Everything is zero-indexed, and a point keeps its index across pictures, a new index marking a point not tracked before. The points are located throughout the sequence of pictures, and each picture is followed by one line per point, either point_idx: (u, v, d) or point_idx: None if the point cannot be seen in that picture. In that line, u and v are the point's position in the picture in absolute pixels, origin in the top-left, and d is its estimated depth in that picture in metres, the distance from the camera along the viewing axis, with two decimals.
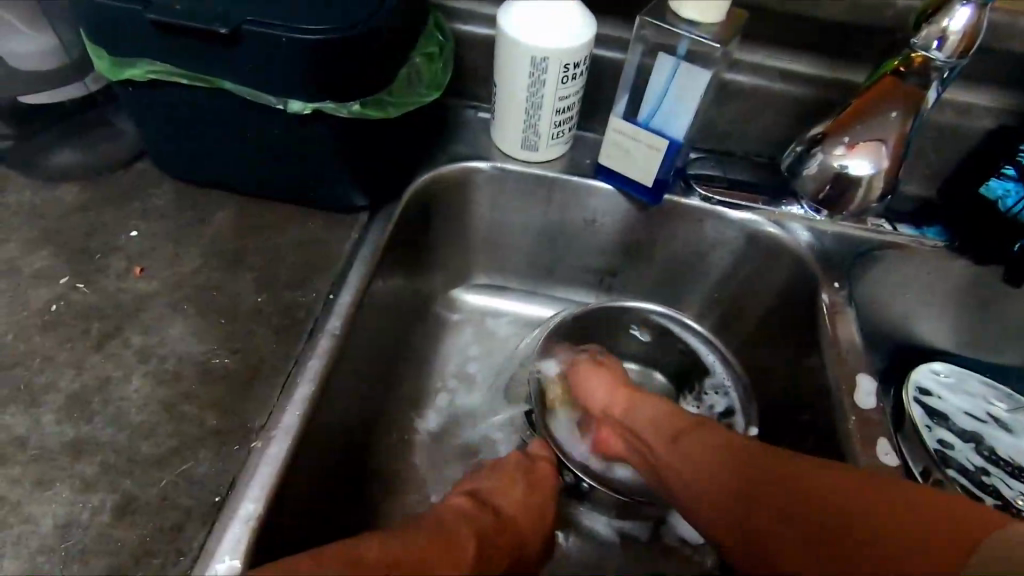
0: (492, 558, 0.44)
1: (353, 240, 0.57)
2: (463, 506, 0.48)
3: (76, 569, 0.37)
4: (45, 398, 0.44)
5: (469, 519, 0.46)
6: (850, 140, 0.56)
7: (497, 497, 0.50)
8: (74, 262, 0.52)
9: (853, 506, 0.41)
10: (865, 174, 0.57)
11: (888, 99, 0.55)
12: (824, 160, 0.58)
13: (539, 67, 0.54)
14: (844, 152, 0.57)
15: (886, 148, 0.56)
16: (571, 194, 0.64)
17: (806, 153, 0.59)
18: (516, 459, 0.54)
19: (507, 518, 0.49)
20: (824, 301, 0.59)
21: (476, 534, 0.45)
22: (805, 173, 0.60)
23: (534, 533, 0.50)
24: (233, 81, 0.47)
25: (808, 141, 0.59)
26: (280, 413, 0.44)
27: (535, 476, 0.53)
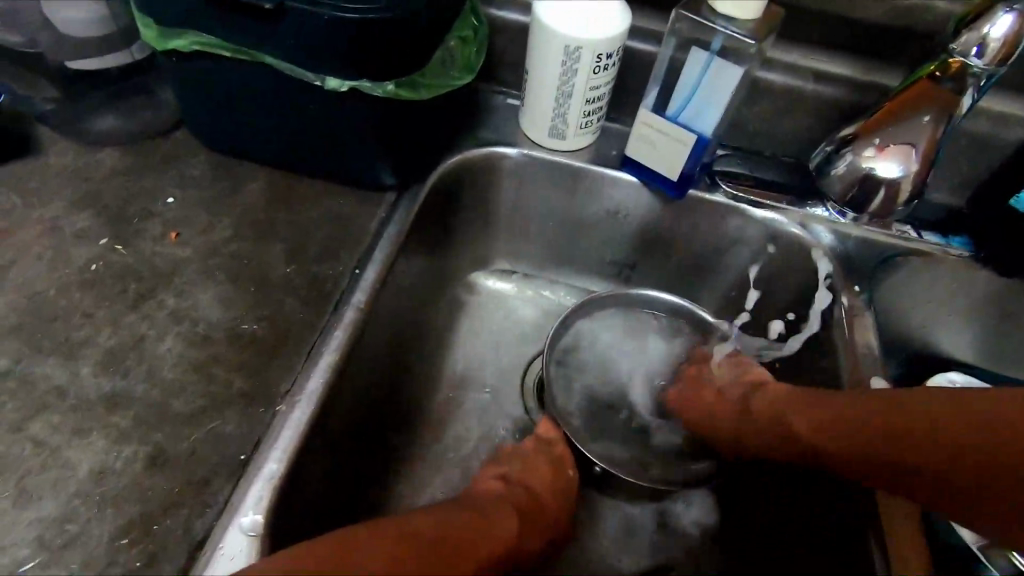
0: (525, 533, 0.49)
1: (379, 217, 0.58)
2: (496, 489, 0.52)
3: (109, 513, 0.39)
4: (84, 352, 0.46)
5: (504, 500, 0.51)
6: (881, 142, 0.56)
7: (530, 479, 0.54)
8: (113, 224, 0.54)
9: (898, 429, 0.45)
10: (892, 177, 0.57)
11: (922, 104, 0.55)
12: (854, 161, 0.58)
13: (573, 55, 0.54)
14: (874, 154, 0.57)
15: (916, 153, 0.56)
16: (596, 184, 0.65)
17: (835, 154, 0.59)
18: (533, 445, 0.57)
19: (538, 494, 0.53)
20: (843, 304, 0.59)
21: (517, 513, 0.50)
22: (832, 173, 0.60)
23: (557, 509, 0.54)
24: (273, 55, 0.49)
25: (838, 141, 0.59)
26: (304, 379, 0.46)
27: (554, 461, 0.56)
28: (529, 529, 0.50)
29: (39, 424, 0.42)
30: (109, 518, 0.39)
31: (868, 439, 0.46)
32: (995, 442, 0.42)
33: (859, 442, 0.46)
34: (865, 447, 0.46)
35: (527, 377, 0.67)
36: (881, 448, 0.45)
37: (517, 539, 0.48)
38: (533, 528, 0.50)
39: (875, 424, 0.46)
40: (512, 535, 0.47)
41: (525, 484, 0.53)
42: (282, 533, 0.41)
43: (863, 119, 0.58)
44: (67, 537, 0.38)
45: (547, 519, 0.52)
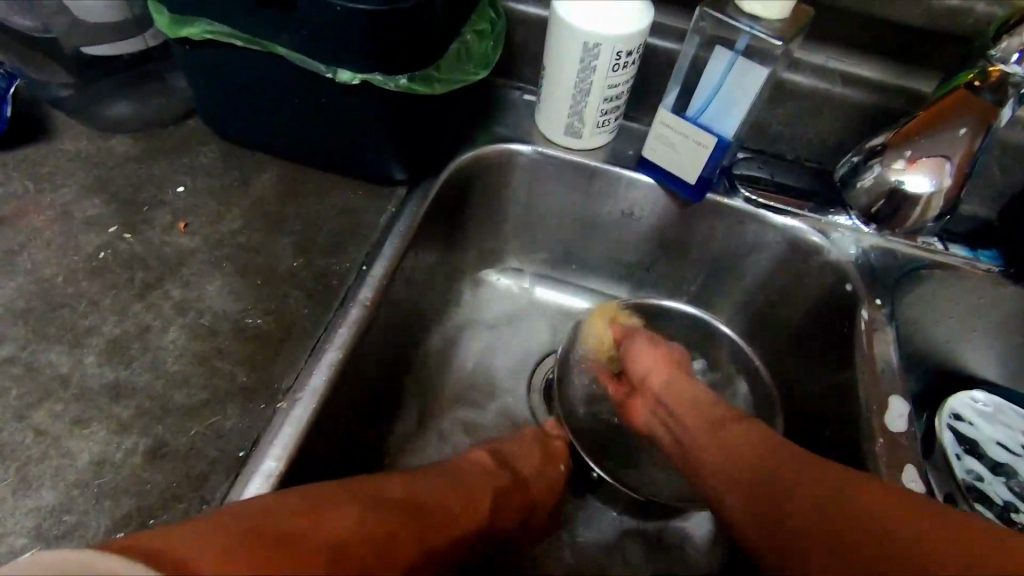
0: (503, 510, 0.50)
1: (389, 212, 0.58)
2: (482, 462, 0.52)
3: (106, 504, 0.39)
4: (89, 340, 0.46)
5: (489, 476, 0.50)
6: (912, 154, 0.55)
7: (520, 461, 0.54)
8: (123, 211, 0.54)
9: (833, 484, 0.40)
10: (923, 191, 0.55)
11: (957, 115, 0.52)
12: (881, 173, 0.56)
13: (591, 52, 0.53)
14: (903, 167, 0.55)
15: (950, 167, 0.54)
16: (611, 185, 0.63)
17: (863, 164, 0.58)
18: (532, 433, 0.58)
19: (525, 476, 0.53)
20: (863, 317, 0.57)
21: (495, 492, 0.49)
22: (859, 184, 0.59)
23: (539, 491, 0.54)
24: (284, 45, 0.48)
25: (866, 152, 0.57)
26: (307, 375, 0.45)
27: (548, 453, 0.57)
28: (504, 508, 0.50)
29: (43, 412, 0.42)
30: (107, 510, 0.39)
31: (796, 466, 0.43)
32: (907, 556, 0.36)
33: (781, 459, 0.44)
34: (777, 469, 0.43)
35: (536, 376, 0.66)
36: (788, 479, 0.42)
37: (490, 515, 0.49)
38: (511, 505, 0.51)
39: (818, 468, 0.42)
40: (484, 515, 0.47)
41: (513, 465, 0.53)
42: None
43: (892, 129, 0.56)
44: (65, 527, 0.38)
45: (530, 501, 0.53)
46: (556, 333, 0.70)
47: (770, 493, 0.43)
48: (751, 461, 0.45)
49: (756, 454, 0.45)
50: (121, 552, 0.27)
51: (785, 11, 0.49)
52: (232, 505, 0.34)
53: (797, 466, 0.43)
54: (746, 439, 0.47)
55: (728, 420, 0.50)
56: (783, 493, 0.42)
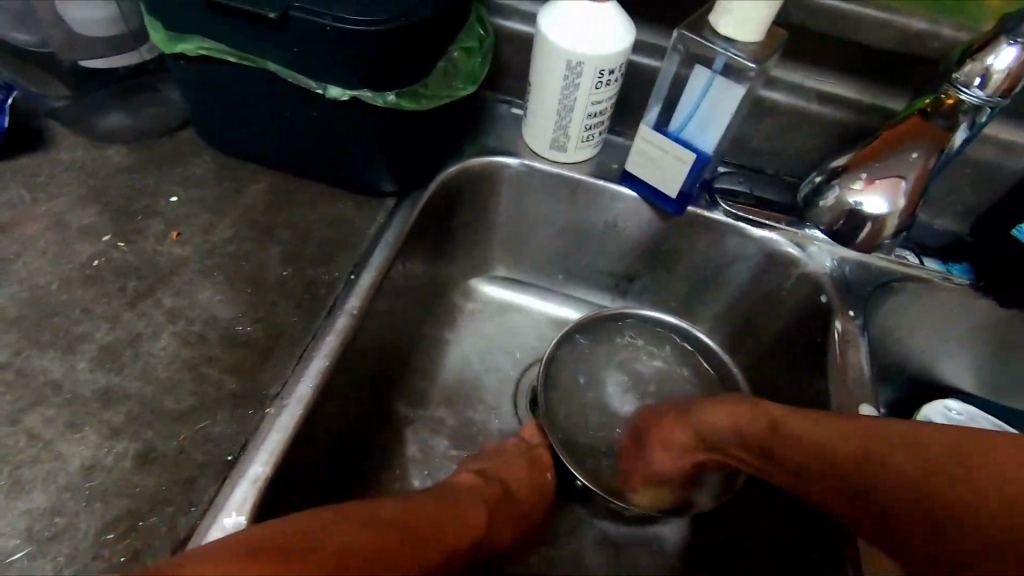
0: (496, 523, 0.51)
1: (378, 223, 0.59)
2: (470, 481, 0.53)
3: (96, 507, 0.40)
4: (81, 347, 0.47)
5: (478, 491, 0.52)
6: (868, 176, 0.57)
7: (509, 474, 0.56)
8: (117, 220, 0.55)
9: (893, 460, 0.43)
10: (878, 212, 0.58)
11: (911, 140, 0.55)
12: (841, 194, 0.59)
13: (574, 70, 0.54)
14: (861, 188, 0.57)
15: (904, 188, 0.56)
16: (595, 197, 0.65)
17: (825, 184, 0.60)
18: (516, 443, 0.59)
19: (514, 489, 0.55)
20: (836, 328, 0.59)
21: (486, 504, 0.51)
22: (822, 204, 0.60)
23: (530, 499, 0.56)
24: (276, 62, 0.49)
25: (829, 172, 0.60)
26: (295, 382, 0.46)
27: (535, 464, 0.58)
28: (497, 520, 0.51)
29: (35, 417, 0.44)
30: (97, 512, 0.40)
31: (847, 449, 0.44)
32: (982, 503, 0.40)
33: (831, 449, 0.45)
34: (829, 467, 0.45)
35: (521, 384, 0.68)
36: (852, 470, 0.44)
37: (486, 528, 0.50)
38: (504, 518, 0.52)
39: (868, 445, 0.44)
40: (482, 524, 0.49)
41: (502, 479, 0.54)
42: None
43: (854, 151, 0.58)
44: (55, 529, 0.39)
45: (522, 512, 0.54)
46: (541, 340, 0.71)
47: (842, 486, 0.45)
48: (808, 465, 0.46)
49: (812, 452, 0.46)
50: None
51: (759, 35, 0.51)
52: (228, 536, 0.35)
53: (843, 450, 0.45)
54: (788, 444, 0.47)
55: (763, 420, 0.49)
56: (855, 482, 0.44)
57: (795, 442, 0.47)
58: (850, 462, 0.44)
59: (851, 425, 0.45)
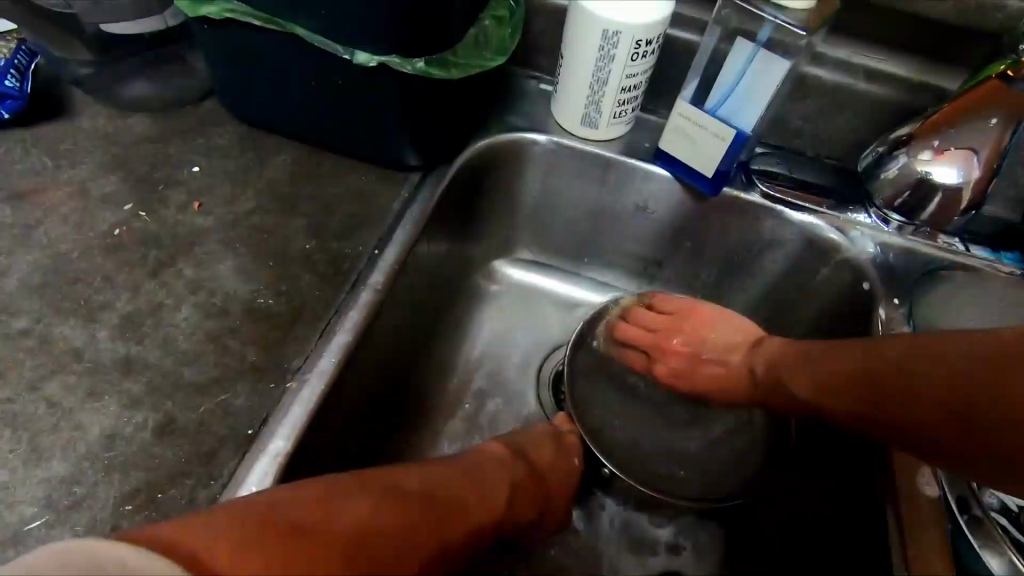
0: (518, 504, 0.49)
1: (402, 198, 0.57)
2: (497, 455, 0.51)
3: (115, 477, 0.39)
4: (102, 315, 0.46)
5: (505, 469, 0.50)
6: (940, 144, 0.53)
7: (536, 457, 0.53)
8: (139, 190, 0.54)
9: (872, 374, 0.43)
10: (949, 182, 0.54)
11: (989, 106, 0.51)
12: (907, 164, 0.55)
13: (610, 40, 0.52)
14: (931, 158, 0.54)
15: (978, 159, 0.53)
16: (628, 177, 0.63)
17: (888, 154, 0.57)
18: (545, 428, 0.57)
19: (540, 471, 0.53)
20: (880, 316, 0.56)
21: (511, 485, 0.49)
22: (882, 176, 0.57)
23: (555, 483, 0.54)
24: (303, 26, 0.48)
25: (892, 142, 0.56)
26: (317, 356, 0.45)
27: (562, 449, 0.56)
28: (519, 502, 0.49)
29: (55, 384, 0.43)
30: (116, 483, 0.39)
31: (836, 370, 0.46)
32: (973, 399, 0.37)
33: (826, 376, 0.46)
34: (814, 391, 0.47)
35: (544, 368, 0.66)
36: (842, 391, 0.45)
37: (506, 508, 0.48)
38: (526, 501, 0.50)
39: (855, 367, 0.44)
40: (503, 506, 0.47)
41: (528, 461, 0.52)
42: None
43: (920, 119, 0.55)
44: (74, 498, 0.38)
45: (546, 496, 0.53)
46: (566, 324, 0.69)
47: (824, 402, 0.47)
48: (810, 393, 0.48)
49: (813, 380, 0.48)
50: (133, 541, 0.27)
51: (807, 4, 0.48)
52: (234, 500, 0.32)
53: (825, 372, 0.47)
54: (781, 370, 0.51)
55: (774, 360, 0.52)
56: (847, 400, 0.45)
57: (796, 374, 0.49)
58: (842, 386, 0.45)
59: (837, 349, 0.47)
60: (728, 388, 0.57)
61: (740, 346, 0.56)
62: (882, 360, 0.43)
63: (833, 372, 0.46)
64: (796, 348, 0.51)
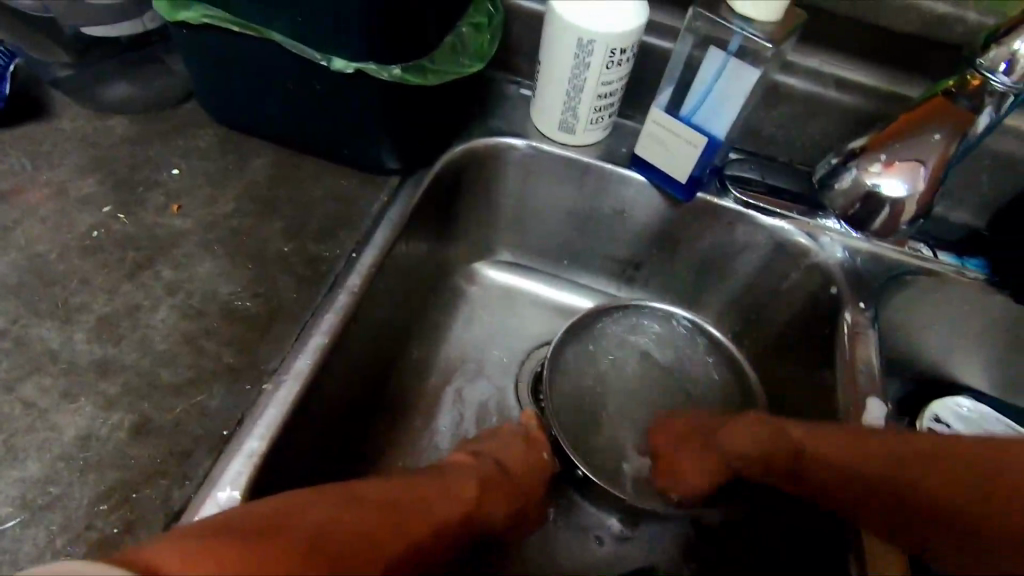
0: (488, 502, 0.50)
1: (381, 201, 0.58)
2: (462, 461, 0.52)
3: (90, 477, 0.40)
4: (79, 317, 0.47)
5: (472, 470, 0.51)
6: (887, 158, 0.56)
7: (502, 455, 0.55)
8: (118, 192, 0.54)
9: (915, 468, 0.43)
10: (898, 194, 0.57)
11: (933, 123, 0.54)
12: (857, 176, 0.58)
13: (585, 49, 0.53)
14: (880, 170, 0.57)
15: (924, 171, 0.55)
16: (604, 181, 0.64)
17: (841, 166, 0.59)
18: (513, 426, 0.58)
19: (507, 467, 0.54)
20: (846, 320, 0.58)
21: (478, 481, 0.50)
22: (837, 187, 0.60)
23: (527, 483, 0.55)
24: (280, 32, 0.48)
25: (846, 154, 0.59)
26: (292, 358, 0.46)
27: (530, 446, 0.57)
28: (487, 500, 0.50)
29: (30, 385, 0.43)
30: (91, 483, 0.40)
31: (870, 459, 0.45)
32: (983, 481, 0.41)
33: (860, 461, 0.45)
34: (805, 460, 0.48)
35: (523, 369, 0.67)
36: (858, 480, 0.45)
37: (474, 505, 0.49)
38: (494, 498, 0.51)
39: (853, 441, 0.46)
40: (471, 500, 0.48)
41: (494, 459, 0.54)
42: None
43: (872, 132, 0.57)
44: (49, 498, 0.39)
45: (519, 493, 0.54)
46: (546, 326, 0.70)
47: (812, 470, 0.48)
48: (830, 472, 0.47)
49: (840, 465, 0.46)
50: (105, 563, 0.27)
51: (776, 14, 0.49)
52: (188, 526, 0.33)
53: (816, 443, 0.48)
54: (761, 436, 0.51)
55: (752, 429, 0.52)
56: (864, 490, 0.45)
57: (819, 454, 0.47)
58: (838, 460, 0.46)
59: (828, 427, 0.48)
60: (686, 447, 0.56)
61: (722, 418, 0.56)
62: (900, 450, 0.44)
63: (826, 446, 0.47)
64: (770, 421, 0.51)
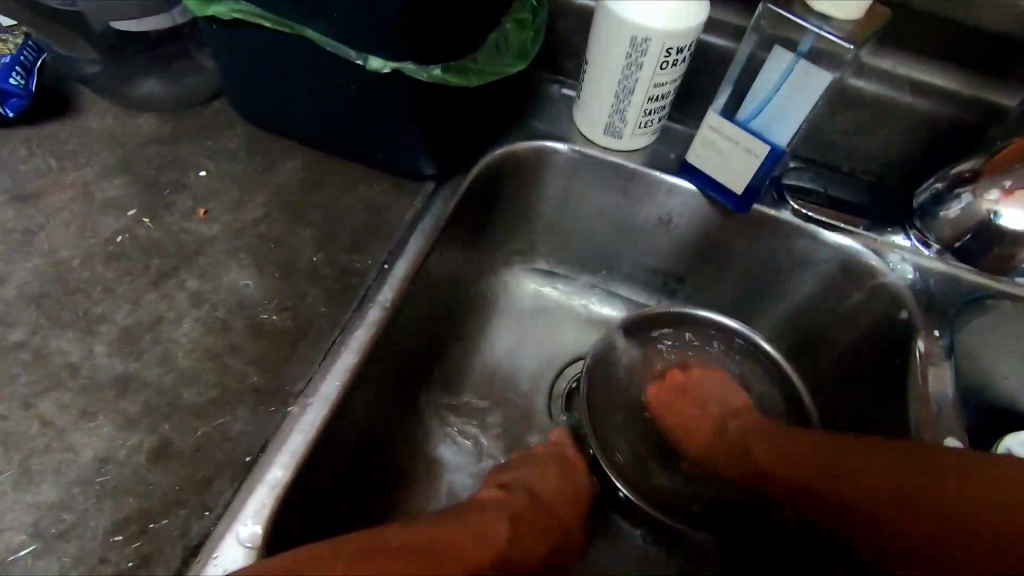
0: (526, 539, 0.45)
1: (415, 208, 0.55)
2: (495, 497, 0.48)
3: (106, 504, 0.38)
4: (100, 329, 0.45)
5: (503, 506, 0.47)
6: (1009, 185, 0.49)
7: (534, 484, 0.51)
8: (144, 195, 0.52)
9: (901, 486, 0.43)
10: (1020, 227, 0.50)
11: None
12: (972, 203, 0.51)
13: (639, 48, 0.49)
14: (998, 198, 0.50)
15: None
16: (651, 190, 0.60)
17: (947, 193, 0.53)
18: (544, 449, 0.55)
19: (541, 500, 0.50)
20: (920, 348, 0.53)
21: (512, 518, 0.46)
22: (943, 215, 0.54)
23: (564, 512, 0.51)
24: (312, 29, 0.45)
25: (951, 179, 0.53)
26: (320, 380, 0.43)
27: (562, 473, 0.53)
28: (524, 540, 0.45)
29: (49, 401, 0.41)
30: (108, 510, 0.38)
31: (878, 469, 0.44)
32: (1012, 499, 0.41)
33: (853, 466, 0.46)
34: (829, 470, 0.47)
35: (558, 386, 0.63)
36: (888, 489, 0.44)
37: (512, 551, 0.43)
38: (532, 535, 0.46)
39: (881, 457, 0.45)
40: (508, 539, 0.44)
41: (525, 488, 0.50)
42: (284, 540, 0.39)
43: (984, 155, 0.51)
44: (65, 526, 0.37)
45: (554, 531, 0.49)
46: (582, 339, 0.67)
47: (844, 480, 0.46)
48: (832, 480, 0.46)
49: (832, 458, 0.47)
50: None
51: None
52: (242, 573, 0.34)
53: (839, 457, 0.46)
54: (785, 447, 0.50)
55: (775, 443, 0.51)
56: (898, 502, 0.43)
57: (827, 462, 0.47)
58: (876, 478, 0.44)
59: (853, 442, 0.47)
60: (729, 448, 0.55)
61: (762, 430, 0.54)
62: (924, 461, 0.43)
63: (848, 457, 0.46)
64: (784, 435, 0.51)
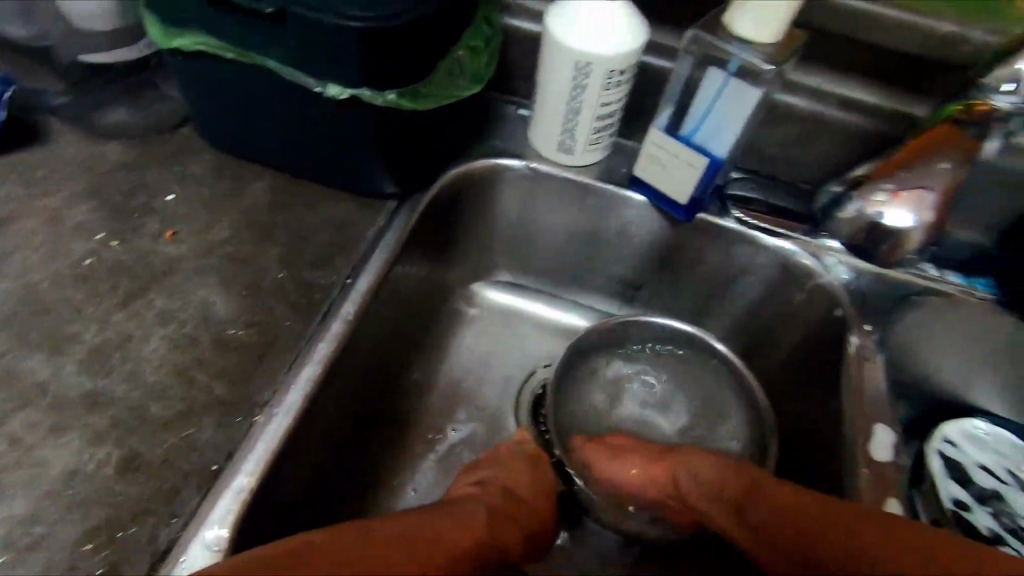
0: (507, 527, 0.48)
1: (377, 226, 0.58)
2: (472, 493, 0.50)
3: (74, 515, 0.39)
4: (69, 348, 0.46)
5: (478, 501, 0.49)
6: (894, 188, 0.56)
7: (511, 484, 0.52)
8: (112, 219, 0.54)
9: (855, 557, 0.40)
10: (905, 224, 0.56)
11: (945, 150, 0.53)
12: (862, 206, 0.57)
13: (583, 71, 0.52)
14: (886, 200, 0.56)
15: (930, 200, 0.55)
16: (603, 202, 0.63)
17: (845, 195, 0.58)
18: (510, 449, 0.56)
19: (518, 497, 0.51)
20: (854, 343, 0.57)
21: (488, 510, 0.48)
22: (838, 216, 0.58)
23: (539, 506, 0.52)
24: (273, 59, 0.48)
25: (849, 183, 0.58)
26: (285, 390, 0.45)
27: (534, 476, 0.54)
28: (503, 530, 0.47)
29: (18, 420, 0.42)
30: (77, 520, 0.39)
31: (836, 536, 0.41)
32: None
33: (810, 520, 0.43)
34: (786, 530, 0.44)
35: (523, 393, 0.65)
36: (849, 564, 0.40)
37: (491, 539, 0.45)
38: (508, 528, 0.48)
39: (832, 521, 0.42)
40: (486, 531, 0.45)
41: (501, 485, 0.52)
42: (251, 543, 0.40)
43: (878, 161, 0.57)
44: (34, 538, 0.38)
45: (532, 525, 0.51)
46: (546, 347, 0.69)
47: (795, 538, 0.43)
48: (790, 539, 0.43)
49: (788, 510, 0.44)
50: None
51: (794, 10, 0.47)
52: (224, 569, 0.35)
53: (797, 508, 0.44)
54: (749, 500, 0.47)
55: (733, 481, 0.49)
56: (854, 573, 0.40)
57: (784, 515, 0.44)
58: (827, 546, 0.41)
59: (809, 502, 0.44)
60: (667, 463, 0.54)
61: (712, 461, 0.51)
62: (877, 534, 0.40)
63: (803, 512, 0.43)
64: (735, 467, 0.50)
